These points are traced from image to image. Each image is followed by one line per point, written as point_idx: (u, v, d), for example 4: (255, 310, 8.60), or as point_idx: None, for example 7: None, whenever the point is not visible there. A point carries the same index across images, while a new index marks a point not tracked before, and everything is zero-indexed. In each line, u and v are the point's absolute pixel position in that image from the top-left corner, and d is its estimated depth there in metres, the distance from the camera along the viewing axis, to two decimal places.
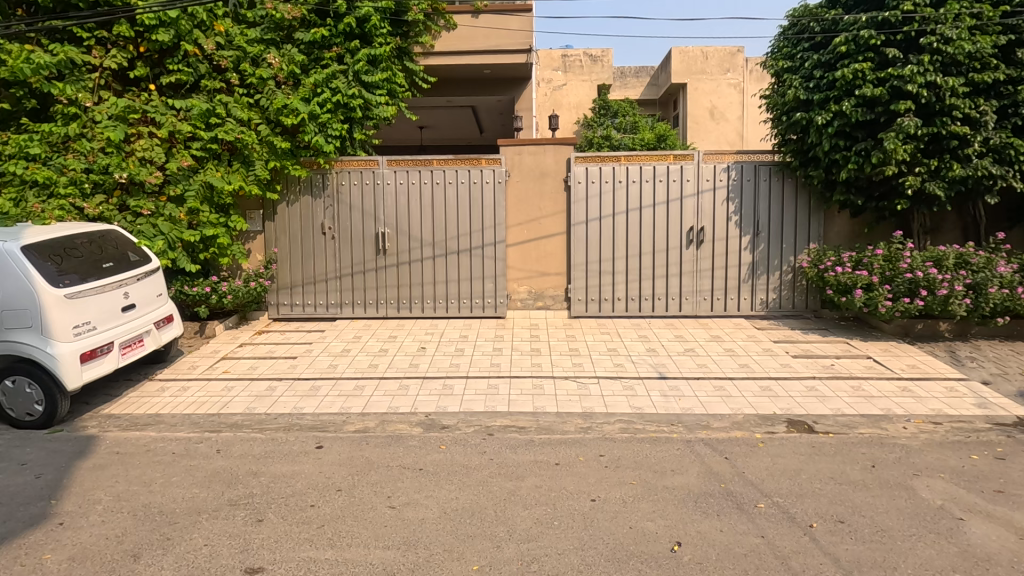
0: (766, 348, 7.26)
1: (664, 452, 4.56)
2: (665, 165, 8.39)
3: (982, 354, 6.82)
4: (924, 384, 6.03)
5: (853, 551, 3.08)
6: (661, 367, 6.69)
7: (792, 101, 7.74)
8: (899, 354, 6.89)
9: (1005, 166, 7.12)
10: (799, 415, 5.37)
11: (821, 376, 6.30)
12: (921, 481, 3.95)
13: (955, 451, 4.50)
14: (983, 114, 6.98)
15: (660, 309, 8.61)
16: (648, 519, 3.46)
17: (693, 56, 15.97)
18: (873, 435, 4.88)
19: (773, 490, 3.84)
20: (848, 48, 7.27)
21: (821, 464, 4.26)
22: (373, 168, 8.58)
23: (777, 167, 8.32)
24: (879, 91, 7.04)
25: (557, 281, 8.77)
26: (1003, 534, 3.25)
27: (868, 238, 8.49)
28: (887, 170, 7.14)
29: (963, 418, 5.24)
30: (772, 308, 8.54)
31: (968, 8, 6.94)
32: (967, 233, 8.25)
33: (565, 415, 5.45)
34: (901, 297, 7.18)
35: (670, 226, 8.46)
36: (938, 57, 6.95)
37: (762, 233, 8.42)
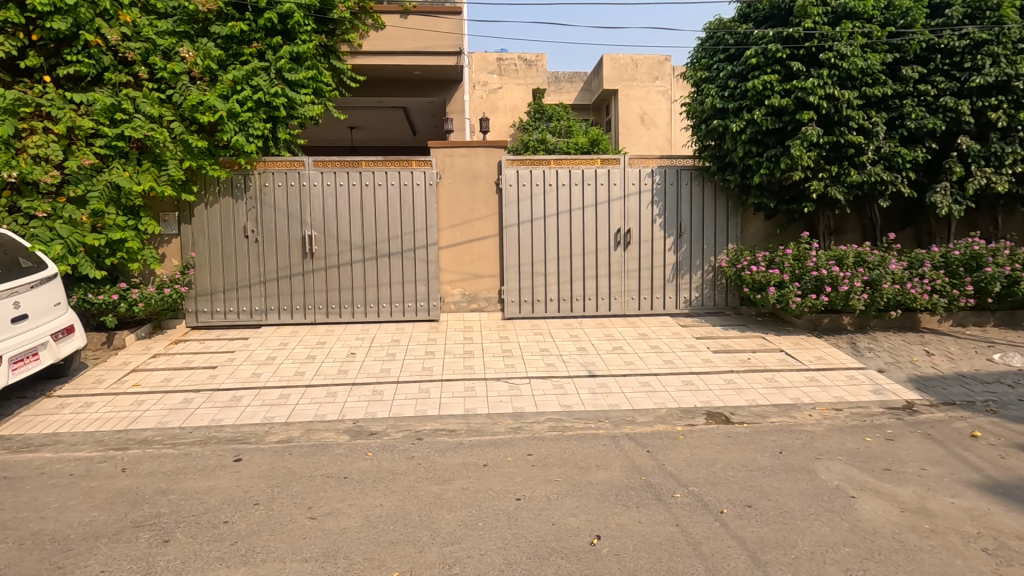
0: (689, 344, 7.59)
1: (591, 448, 4.69)
2: (592, 169, 8.62)
3: (878, 345, 7.45)
4: (829, 374, 6.52)
5: (758, 533, 3.28)
6: (591, 366, 6.86)
7: (709, 109, 8.19)
8: (809, 347, 7.40)
9: (894, 173, 7.82)
10: (718, 407, 5.66)
11: (738, 369, 6.67)
12: (822, 464, 4.26)
13: (852, 435, 4.89)
14: (875, 124, 7.64)
15: (591, 309, 8.83)
16: (571, 515, 3.54)
17: (624, 63, 16.49)
18: (782, 423, 5.22)
19: (689, 480, 4.03)
20: (758, 60, 7.75)
21: (735, 453, 4.51)
22: (298, 169, 8.30)
23: (697, 171, 8.75)
24: (786, 102, 7.55)
25: (491, 283, 8.81)
26: (888, 508, 3.55)
27: (781, 238, 9.06)
28: (794, 175, 7.66)
29: (861, 404, 5.69)
30: (695, 306, 8.94)
31: (860, 27, 7.54)
32: (866, 233, 8.98)
33: (495, 416, 5.47)
34: (809, 294, 7.71)
35: (598, 228, 8.70)
36: (836, 71, 7.52)
37: (684, 234, 8.81)
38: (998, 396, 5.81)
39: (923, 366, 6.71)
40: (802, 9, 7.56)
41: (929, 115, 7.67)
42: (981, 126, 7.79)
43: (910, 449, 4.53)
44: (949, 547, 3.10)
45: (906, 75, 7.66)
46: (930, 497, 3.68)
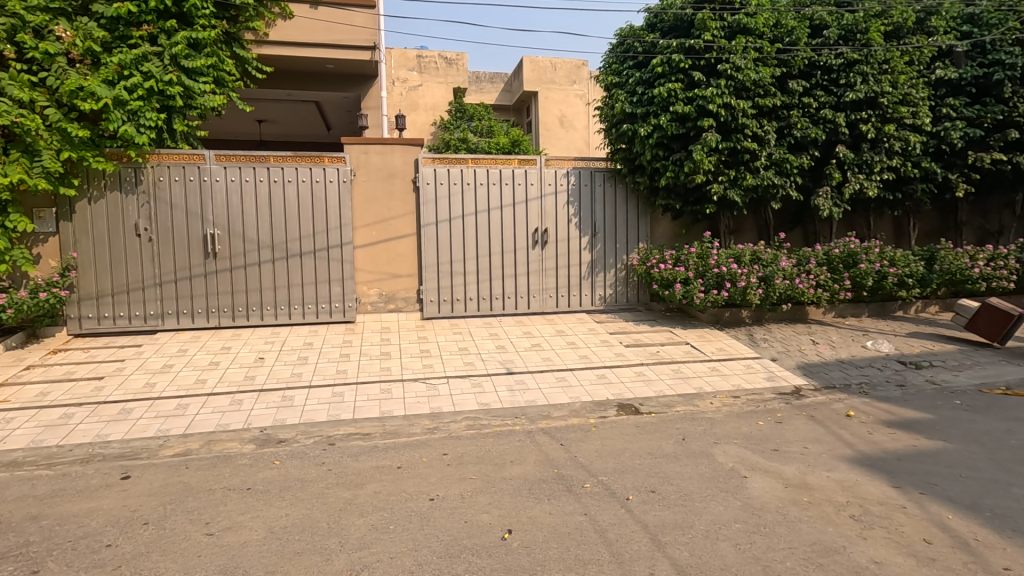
0: (604, 339, 7.87)
1: (506, 445, 4.74)
2: (510, 169, 8.72)
3: (772, 336, 8.09)
4: (729, 364, 7.00)
5: (659, 516, 3.46)
6: (509, 363, 6.93)
7: (619, 113, 8.57)
8: (711, 339, 7.90)
9: (784, 177, 8.51)
10: (628, 399, 5.91)
11: (648, 362, 7.01)
12: (719, 448, 4.56)
13: (746, 420, 5.27)
14: (767, 133, 8.28)
15: (510, 307, 8.92)
16: (484, 511, 3.56)
17: (543, 66, 16.79)
18: (686, 412, 5.54)
19: (599, 470, 4.18)
20: (663, 69, 8.19)
21: (643, 442, 4.73)
22: (198, 163, 7.76)
23: (610, 173, 9.11)
24: (688, 109, 8.01)
25: (409, 282, 8.67)
26: (774, 484, 3.87)
27: (687, 238, 9.60)
28: (696, 178, 8.16)
29: (756, 392, 6.16)
30: (610, 303, 9.29)
31: (753, 42, 8.14)
32: (761, 233, 9.72)
33: (412, 417, 5.40)
34: (712, 289, 8.21)
35: (516, 227, 8.81)
36: (732, 82, 8.08)
37: (598, 234, 9.12)
38: (870, 379, 6.49)
39: (809, 354, 7.36)
40: (702, 22, 8.07)
41: (812, 126, 8.43)
42: (855, 137, 8.65)
43: (796, 431, 4.95)
44: (823, 516, 3.42)
45: (792, 88, 8.37)
46: (811, 473, 4.05)
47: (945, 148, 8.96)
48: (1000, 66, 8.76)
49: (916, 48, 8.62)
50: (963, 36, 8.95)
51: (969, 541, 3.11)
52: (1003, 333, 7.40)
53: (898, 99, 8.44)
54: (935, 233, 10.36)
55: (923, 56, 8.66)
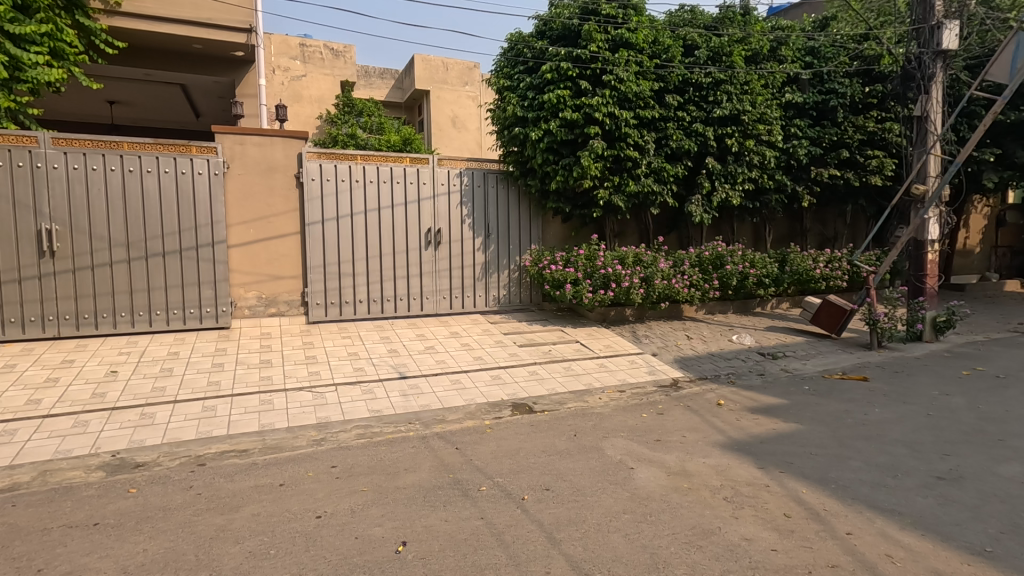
0: (498, 340, 7.92)
1: (400, 452, 4.57)
2: (401, 167, 8.49)
3: (652, 332, 8.64)
4: (615, 360, 7.35)
5: (554, 513, 3.52)
6: (401, 367, 6.72)
7: (511, 117, 8.69)
8: (599, 337, 8.26)
9: (662, 185, 9.13)
10: (522, 398, 5.99)
11: (541, 361, 7.16)
12: (608, 441, 4.76)
13: (632, 413, 5.56)
14: (647, 142, 8.85)
15: (402, 309, 8.67)
16: (377, 525, 3.39)
17: (434, 65, 16.60)
18: (577, 408, 5.73)
19: (495, 471, 4.17)
20: (552, 75, 8.44)
21: (537, 440, 4.80)
22: (30, 146, 6.66)
23: (502, 175, 9.22)
24: (576, 116, 8.33)
25: (292, 284, 8.10)
26: (658, 473, 4.11)
27: (576, 240, 9.99)
28: (584, 182, 8.51)
29: (640, 385, 6.53)
30: (503, 303, 9.38)
31: (634, 56, 8.66)
32: (642, 236, 10.38)
33: (296, 429, 5.03)
34: (599, 289, 8.57)
35: (408, 227, 8.59)
36: (616, 92, 8.54)
37: (491, 235, 9.18)
38: (736, 369, 7.16)
39: (685, 348, 7.96)
40: (588, 34, 8.43)
41: (685, 138, 9.14)
42: (721, 150, 9.50)
43: (675, 421, 5.31)
44: (701, 500, 3.68)
45: (669, 102, 9.00)
46: (689, 460, 4.35)
47: (794, 163, 10.14)
48: (835, 94, 10.09)
49: (770, 72, 9.68)
50: (807, 66, 10.19)
51: (819, 511, 3.51)
52: (839, 324, 8.54)
53: (757, 118, 9.41)
54: (786, 238, 11.71)
55: (775, 81, 9.74)
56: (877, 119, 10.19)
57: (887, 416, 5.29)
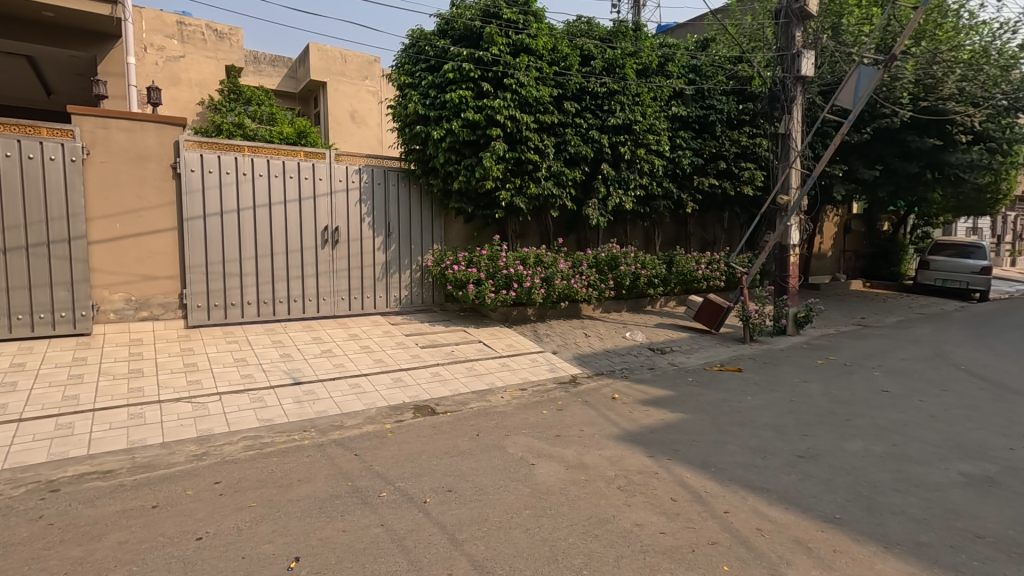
0: (399, 341, 7.75)
1: (293, 462, 4.33)
2: (295, 161, 8.04)
3: (553, 331, 8.90)
4: (517, 359, 7.49)
5: (456, 514, 3.51)
6: (295, 373, 6.36)
7: (412, 114, 8.55)
8: (501, 336, 8.37)
9: (561, 188, 9.43)
10: (424, 400, 5.91)
11: (443, 362, 7.10)
12: (510, 440, 4.84)
13: (533, 410, 5.69)
14: (546, 146, 9.09)
15: (296, 311, 8.21)
16: (266, 542, 3.18)
17: (332, 57, 15.85)
18: (480, 408, 5.76)
19: (395, 476, 4.07)
20: (454, 75, 8.42)
21: (439, 442, 4.76)
22: None
23: (404, 174, 9.05)
24: (478, 117, 8.37)
25: (169, 285, 7.36)
26: (557, 467, 4.24)
27: (478, 241, 10.04)
28: (486, 183, 8.58)
29: (540, 383, 6.71)
30: (405, 304, 9.20)
31: (534, 62, 8.87)
32: (543, 238, 10.69)
33: (172, 444, 4.58)
34: (501, 289, 8.67)
35: (302, 225, 8.15)
36: (517, 96, 8.70)
37: (392, 234, 8.97)
38: (629, 364, 7.58)
39: (583, 346, 8.29)
40: (490, 36, 8.51)
41: (583, 144, 9.51)
42: (615, 157, 10.01)
43: (574, 416, 5.50)
44: (597, 491, 3.85)
45: (567, 108, 9.34)
46: (586, 453, 4.54)
47: (679, 172, 10.91)
48: (715, 109, 11.00)
49: (658, 86, 10.36)
50: (690, 82, 11.02)
51: (701, 493, 3.81)
52: (718, 320, 9.34)
53: (647, 128, 10.02)
54: (673, 242, 12.59)
55: (663, 94, 10.44)
56: (749, 135, 11.25)
57: (757, 403, 5.87)
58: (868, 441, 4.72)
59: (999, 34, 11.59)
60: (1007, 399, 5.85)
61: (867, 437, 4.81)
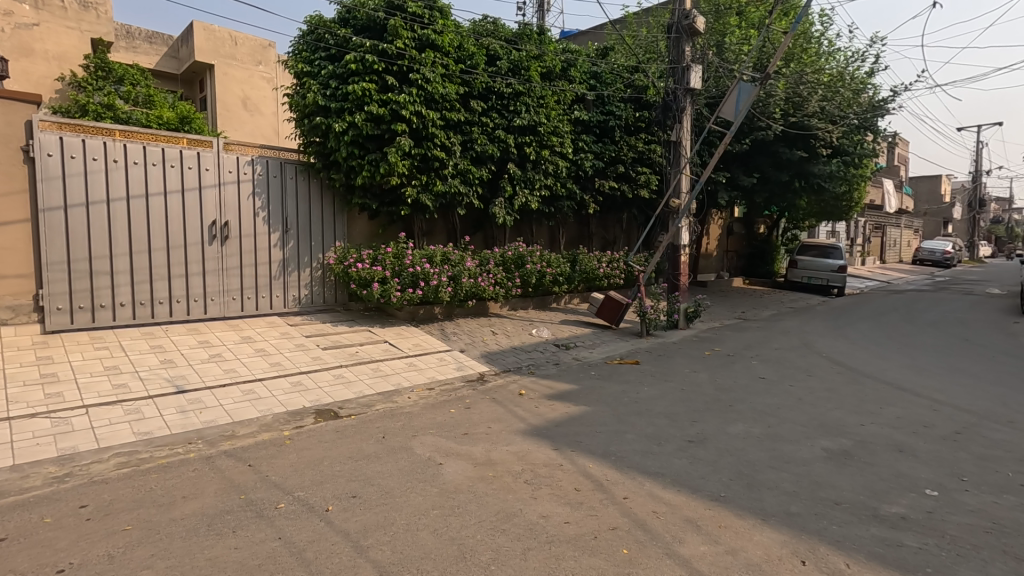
0: (298, 343, 7.35)
1: (177, 478, 3.96)
2: (176, 148, 7.36)
3: (460, 329, 8.88)
4: (424, 358, 7.39)
5: (361, 520, 3.40)
6: (179, 380, 5.82)
7: (312, 104, 8.15)
8: (408, 336, 8.21)
9: (468, 186, 9.42)
10: (326, 404, 5.67)
11: (346, 363, 6.84)
12: (417, 440, 4.76)
13: (440, 410, 5.64)
14: (453, 144, 9.03)
15: (180, 312, 7.52)
16: (145, 567, 2.88)
17: (219, 37, 14.70)
18: (385, 409, 5.62)
19: (295, 485, 3.86)
20: (357, 66, 8.13)
21: (342, 447, 4.58)
22: None
23: (302, 167, 8.60)
24: (382, 111, 8.14)
25: (21, 285, 6.44)
26: (465, 465, 4.24)
27: (383, 238, 9.78)
28: (391, 179, 8.37)
29: (448, 382, 6.67)
30: (304, 303, 8.74)
31: (440, 58, 8.79)
32: (450, 236, 10.67)
33: (27, 467, 4.02)
34: (407, 288, 8.51)
35: (186, 219, 7.48)
36: (423, 91, 8.57)
37: (290, 230, 8.50)
38: (535, 361, 7.75)
39: (490, 343, 8.36)
40: (394, 29, 8.31)
41: (489, 143, 9.57)
42: (521, 157, 10.17)
43: (481, 413, 5.53)
44: (504, 486, 3.90)
45: (473, 107, 9.35)
46: (494, 450, 4.58)
47: (582, 174, 11.30)
48: (614, 115, 11.55)
49: (561, 90, 10.68)
50: (591, 88, 11.46)
51: (603, 481, 3.99)
52: (618, 316, 9.82)
53: (551, 130, 10.29)
54: (576, 241, 13.07)
55: (566, 98, 10.77)
56: (645, 141, 11.93)
57: (653, 393, 6.25)
58: (748, 424, 5.19)
59: (851, 62, 13.24)
60: (858, 381, 6.70)
61: (747, 421, 5.28)
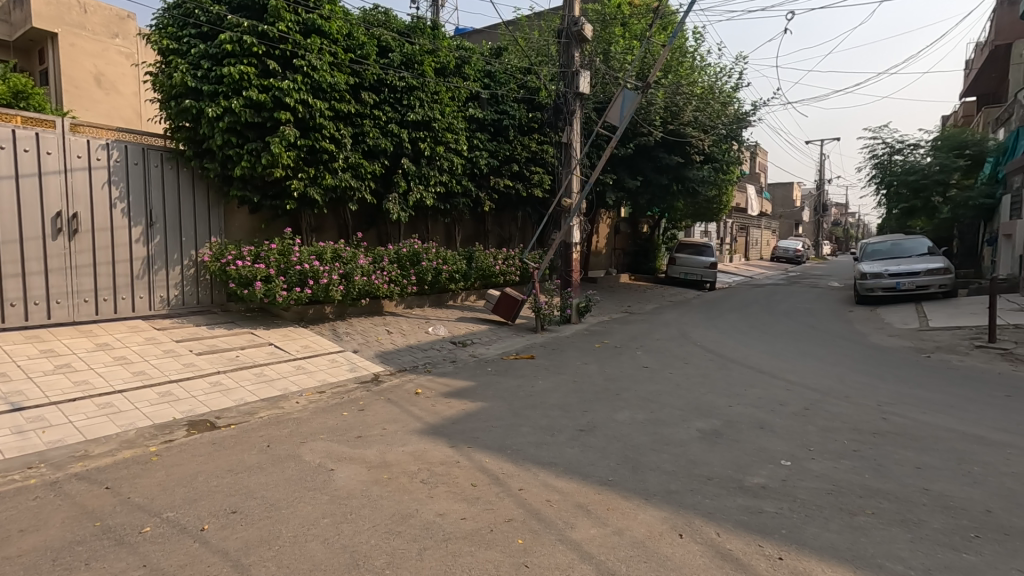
0: (167, 349, 6.65)
1: (12, 509, 3.41)
2: (8, 127, 6.35)
3: (353, 329, 8.55)
4: (314, 360, 7.03)
5: (241, 537, 3.15)
6: (14, 396, 5.02)
7: (180, 86, 7.40)
8: (296, 337, 7.75)
9: (360, 181, 9.08)
10: (201, 414, 5.19)
11: (225, 369, 6.31)
12: (306, 447, 4.51)
13: (332, 413, 5.40)
14: (343, 136, 8.65)
15: (16, 318, 6.49)
16: None
17: (65, 3, 12.89)
18: (270, 416, 5.26)
19: (163, 506, 3.49)
20: (233, 47, 7.51)
21: (220, 460, 4.22)
22: None
23: (170, 154, 7.80)
24: (263, 97, 7.60)
25: None
26: (359, 470, 4.10)
27: (265, 234, 9.16)
28: (275, 171, 7.85)
29: (340, 384, 6.40)
30: (175, 305, 7.94)
31: (327, 45, 8.39)
32: (340, 232, 10.26)
33: None
34: (294, 287, 8.01)
35: (22, 209, 6.47)
36: (309, 79, 8.12)
37: (156, 224, 7.67)
38: (431, 359, 7.68)
39: (385, 343, 8.14)
40: (275, 10, 7.77)
41: (381, 136, 9.29)
42: (416, 152, 9.99)
43: (376, 415, 5.38)
44: (400, 487, 3.82)
45: (365, 98, 9.02)
46: (389, 451, 4.46)
47: (477, 172, 11.34)
48: (507, 115, 11.73)
49: (455, 87, 10.64)
50: (485, 86, 11.54)
51: (499, 475, 4.05)
52: (513, 312, 10.00)
53: (445, 126, 10.22)
54: (472, 238, 13.14)
55: (460, 95, 10.76)
56: (538, 141, 12.25)
57: (547, 386, 6.45)
58: (633, 411, 5.53)
59: (719, 77, 14.56)
60: (727, 366, 7.40)
61: (632, 408, 5.63)
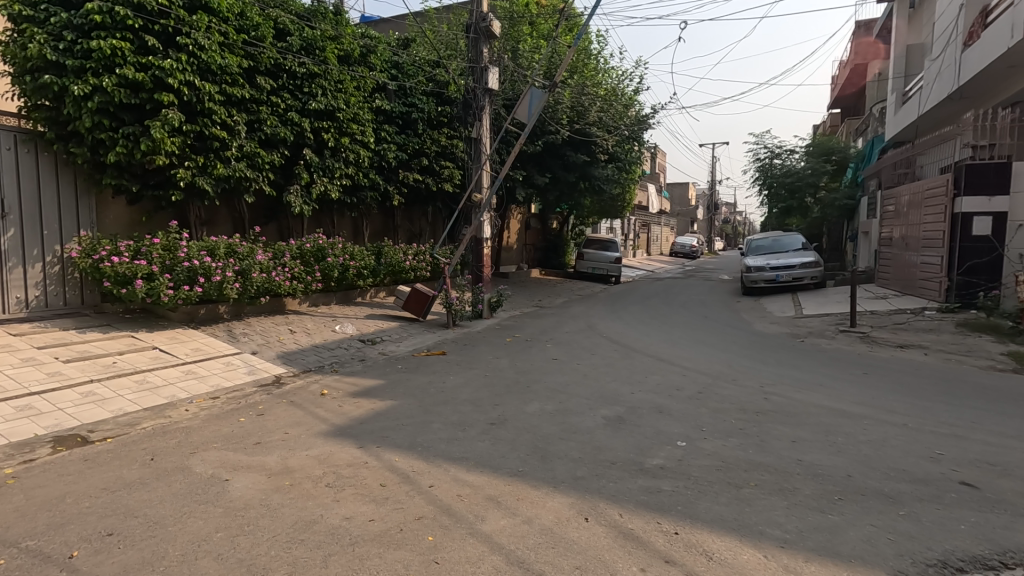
0: (27, 357, 5.87)
1: None
2: None
3: (251, 329, 8.02)
4: (206, 364, 6.51)
5: (120, 561, 2.86)
6: None
7: (37, 59, 6.52)
8: (185, 340, 7.13)
9: (256, 171, 8.51)
10: (70, 429, 4.63)
11: (99, 377, 5.67)
12: (197, 457, 4.18)
13: (227, 420, 5.03)
14: (236, 123, 8.06)
15: None
16: None
17: None
18: (154, 427, 4.81)
19: (23, 534, 3.08)
20: (103, 19, 6.73)
21: (94, 478, 3.80)
22: None
23: (26, 136, 6.88)
24: (140, 77, 6.89)
25: None
26: (257, 478, 3.85)
27: (146, 228, 8.37)
28: (156, 158, 7.17)
29: (236, 389, 5.97)
30: (35, 307, 7.03)
31: (216, 24, 7.77)
32: (235, 226, 9.61)
33: None
34: (182, 285, 7.34)
35: None
36: (195, 60, 7.47)
37: (9, 215, 6.75)
38: (338, 358, 7.38)
39: (287, 343, 7.71)
40: None
41: (280, 125, 8.77)
42: (318, 143, 9.54)
43: (277, 419, 5.09)
44: (303, 493, 3.65)
45: (260, 84, 8.46)
46: (291, 457, 4.24)
47: (385, 165, 11.03)
48: (416, 108, 11.52)
49: (361, 76, 10.26)
50: (393, 77, 11.24)
51: (409, 473, 3.98)
52: (424, 309, 9.87)
53: (350, 117, 9.84)
54: (380, 233, 12.80)
55: (366, 85, 10.41)
56: (448, 135, 12.13)
57: (458, 382, 6.43)
58: (542, 402, 5.66)
59: (621, 80, 15.24)
60: (630, 356, 7.77)
61: (542, 399, 5.76)
